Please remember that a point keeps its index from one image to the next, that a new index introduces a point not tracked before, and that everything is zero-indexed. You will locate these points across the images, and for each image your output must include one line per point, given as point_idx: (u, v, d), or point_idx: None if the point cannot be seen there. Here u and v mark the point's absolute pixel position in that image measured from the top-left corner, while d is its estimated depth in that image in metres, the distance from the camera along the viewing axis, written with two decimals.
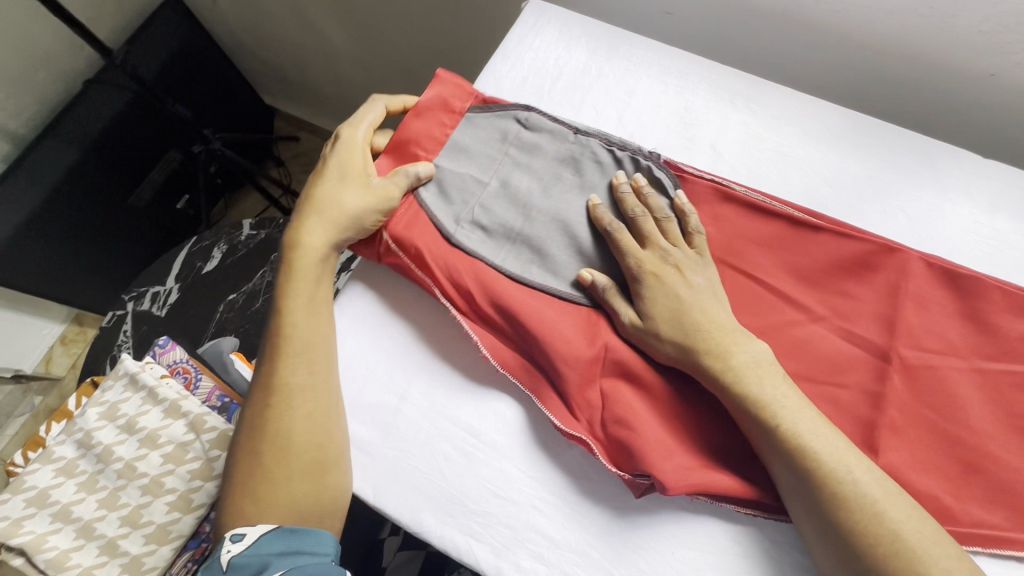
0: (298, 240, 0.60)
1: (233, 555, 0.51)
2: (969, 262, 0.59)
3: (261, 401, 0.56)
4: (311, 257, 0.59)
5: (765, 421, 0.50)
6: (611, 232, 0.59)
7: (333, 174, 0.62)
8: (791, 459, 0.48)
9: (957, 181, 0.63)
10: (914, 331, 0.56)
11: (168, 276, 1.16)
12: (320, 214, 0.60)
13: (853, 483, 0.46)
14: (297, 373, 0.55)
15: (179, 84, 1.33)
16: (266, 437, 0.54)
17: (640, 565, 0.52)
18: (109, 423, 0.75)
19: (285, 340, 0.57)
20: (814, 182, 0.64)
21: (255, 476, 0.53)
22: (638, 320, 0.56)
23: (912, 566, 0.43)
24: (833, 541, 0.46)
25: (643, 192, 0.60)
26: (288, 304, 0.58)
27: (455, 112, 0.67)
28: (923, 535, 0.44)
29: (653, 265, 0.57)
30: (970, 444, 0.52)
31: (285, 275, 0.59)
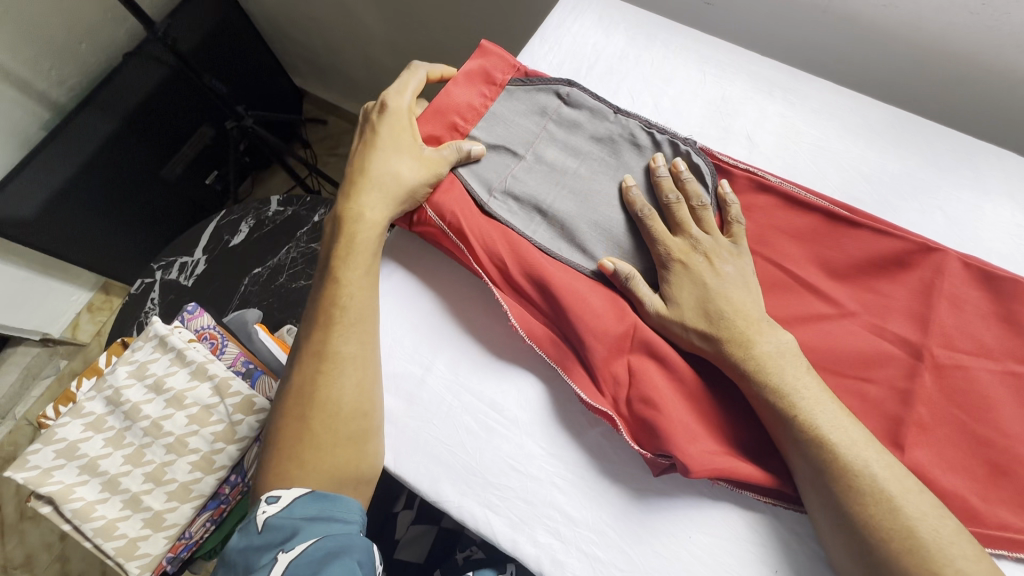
0: (357, 212, 0.60)
1: (269, 516, 0.52)
2: (1008, 264, 0.58)
3: (310, 368, 0.56)
4: (369, 230, 0.60)
5: (783, 411, 0.50)
6: (643, 216, 0.59)
7: (385, 144, 0.62)
8: (808, 450, 0.48)
9: (998, 183, 0.62)
10: (947, 330, 0.55)
11: (196, 247, 1.19)
12: (376, 186, 0.60)
13: (870, 476, 0.46)
14: (353, 343, 0.56)
15: (214, 60, 1.35)
16: (316, 404, 0.55)
17: (655, 546, 0.53)
18: (137, 382, 0.77)
19: (342, 310, 0.57)
20: (850, 177, 0.63)
21: (303, 441, 0.54)
22: (663, 308, 0.56)
23: (925, 563, 0.42)
24: (846, 533, 0.46)
25: (681, 177, 0.60)
26: (343, 275, 0.59)
27: (495, 84, 0.67)
28: (939, 533, 0.43)
29: (682, 252, 0.57)
30: (1002, 447, 0.51)
31: (341, 245, 0.60)
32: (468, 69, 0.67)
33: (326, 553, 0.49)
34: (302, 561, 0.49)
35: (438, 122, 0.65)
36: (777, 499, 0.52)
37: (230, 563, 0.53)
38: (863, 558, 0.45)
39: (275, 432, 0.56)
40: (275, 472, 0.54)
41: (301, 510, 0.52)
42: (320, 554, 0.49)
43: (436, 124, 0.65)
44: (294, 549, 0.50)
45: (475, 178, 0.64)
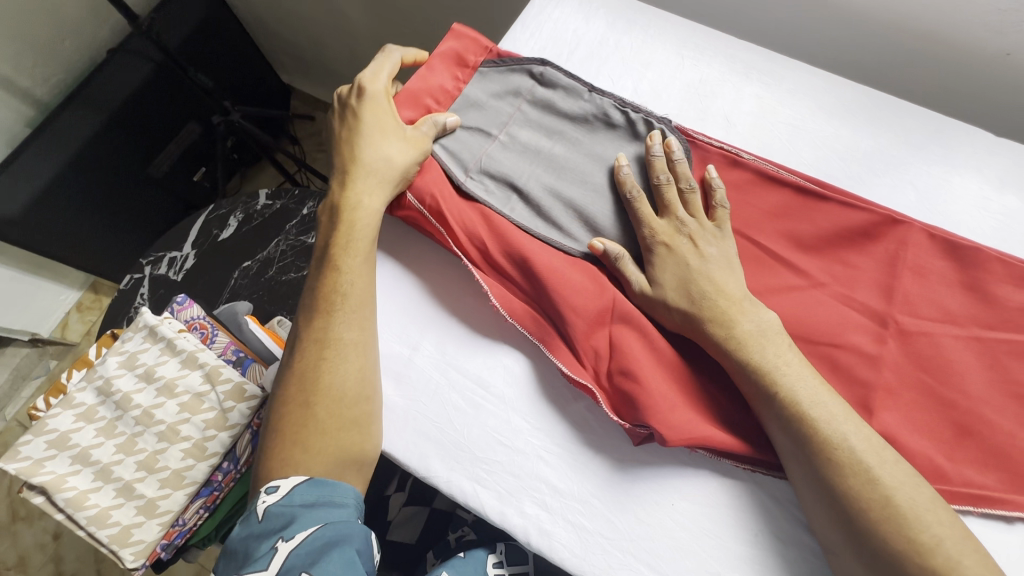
0: (351, 200, 0.60)
1: (269, 505, 0.52)
2: (975, 236, 0.60)
3: (312, 356, 0.56)
4: (369, 217, 0.60)
5: (764, 386, 0.51)
6: (632, 199, 0.59)
7: (372, 129, 0.62)
8: (786, 422, 0.49)
9: (967, 157, 0.63)
10: (913, 300, 0.57)
11: (185, 242, 1.19)
12: (369, 172, 0.61)
13: (846, 448, 0.47)
14: (352, 327, 0.57)
15: (199, 56, 1.34)
16: (316, 391, 0.55)
17: (638, 514, 0.54)
18: (128, 372, 0.77)
19: (343, 296, 0.58)
20: (824, 155, 0.65)
21: (308, 429, 0.54)
22: (647, 287, 0.57)
23: (903, 529, 0.43)
24: (825, 501, 0.47)
25: (674, 158, 0.60)
26: (342, 261, 0.59)
27: (468, 67, 0.69)
28: (915, 500, 0.45)
29: (667, 235, 0.58)
30: (966, 409, 0.53)
31: (343, 234, 0.60)
32: (442, 51, 0.68)
33: (325, 542, 0.50)
34: (301, 552, 0.49)
35: (413, 106, 0.66)
36: (760, 468, 0.54)
37: (229, 551, 0.53)
38: (844, 525, 0.46)
39: (275, 416, 0.57)
40: (274, 455, 0.55)
41: (299, 498, 0.52)
42: (320, 543, 0.49)
43: (411, 107, 0.66)
44: (294, 537, 0.50)
45: (452, 158, 0.65)
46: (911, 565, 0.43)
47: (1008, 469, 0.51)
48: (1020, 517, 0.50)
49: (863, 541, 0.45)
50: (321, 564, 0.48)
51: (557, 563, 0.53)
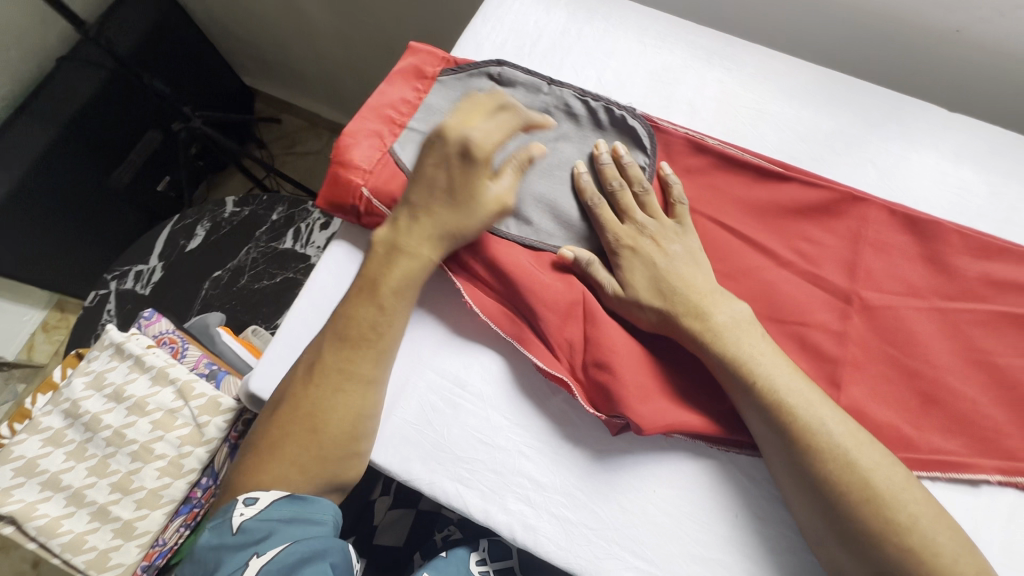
0: (401, 237, 0.57)
1: (245, 518, 0.50)
2: (934, 210, 0.62)
3: (331, 385, 0.53)
4: (414, 257, 0.57)
5: (743, 378, 0.51)
6: (593, 207, 0.59)
7: (456, 182, 0.57)
8: (766, 413, 0.50)
9: (926, 134, 0.65)
10: (877, 275, 0.59)
11: (151, 254, 1.15)
12: (428, 217, 0.57)
13: (826, 436, 0.48)
14: (376, 363, 0.55)
15: (155, 61, 1.30)
16: (332, 424, 0.52)
17: (621, 503, 0.55)
18: (96, 393, 0.75)
19: (380, 337, 0.55)
20: (787, 138, 0.65)
21: (312, 455, 0.52)
22: (620, 290, 0.56)
23: (881, 510, 0.45)
24: (806, 487, 0.48)
25: (622, 162, 0.61)
26: (386, 301, 0.56)
27: (427, 77, 0.67)
28: (892, 482, 0.46)
29: (631, 239, 0.58)
30: (931, 378, 0.55)
31: (401, 280, 0.56)
32: (400, 69, 0.67)
33: (298, 558, 0.48)
34: (272, 569, 0.47)
35: (375, 118, 0.64)
36: (736, 449, 0.55)
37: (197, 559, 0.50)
38: (825, 510, 0.47)
39: (264, 429, 0.54)
40: (258, 468, 0.52)
41: (277, 512, 0.50)
42: (294, 560, 0.48)
43: (372, 119, 0.64)
44: (267, 552, 0.48)
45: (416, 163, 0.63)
46: (890, 545, 0.44)
47: (972, 434, 0.54)
48: (984, 480, 0.52)
49: (844, 524, 0.46)
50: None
51: (544, 557, 0.54)
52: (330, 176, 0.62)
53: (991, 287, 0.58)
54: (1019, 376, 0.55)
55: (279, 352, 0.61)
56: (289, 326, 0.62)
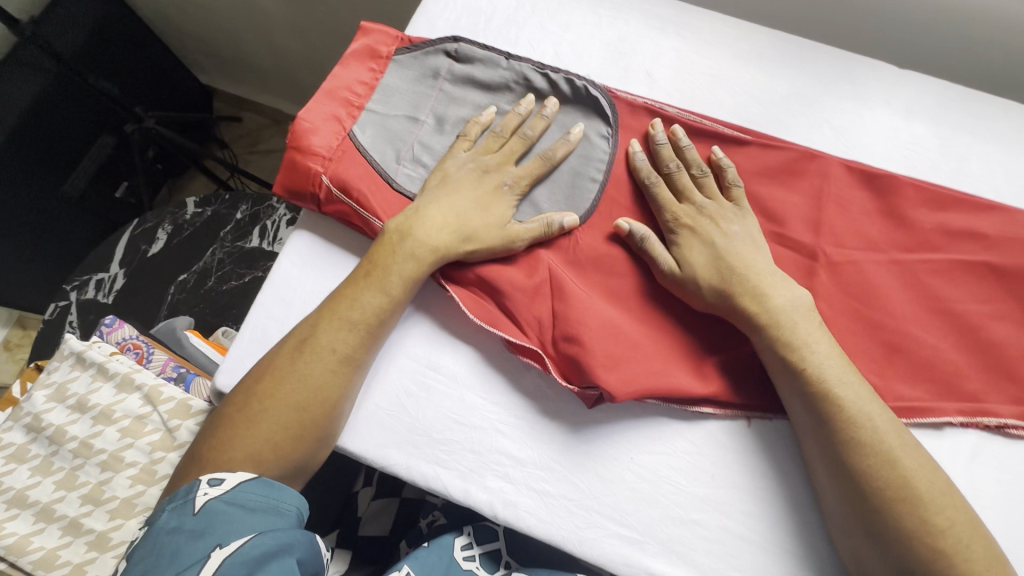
0: (405, 225, 0.56)
1: (210, 499, 0.47)
2: (888, 164, 0.63)
3: (325, 367, 0.53)
4: (413, 246, 0.55)
5: (792, 364, 0.51)
6: (649, 184, 0.59)
7: (486, 198, 0.58)
8: (814, 405, 0.50)
9: (878, 91, 0.66)
10: (838, 231, 0.60)
11: (112, 261, 1.11)
12: (438, 217, 0.56)
13: (869, 432, 0.48)
14: (368, 349, 0.55)
15: (101, 60, 1.24)
16: (318, 403, 0.52)
17: (599, 472, 0.55)
18: (58, 404, 0.73)
19: (381, 324, 0.55)
20: (745, 102, 0.66)
21: (293, 432, 0.51)
22: (675, 269, 0.56)
23: (917, 509, 0.46)
24: (841, 479, 0.48)
25: (680, 146, 0.60)
26: (390, 287, 0.55)
27: (382, 57, 0.65)
28: (933, 483, 0.47)
29: (688, 218, 0.58)
30: (894, 328, 0.56)
31: (412, 272, 0.55)
32: (353, 50, 0.65)
33: (262, 552, 0.45)
34: (233, 563, 0.44)
35: (329, 101, 0.62)
36: (714, 408, 0.56)
37: (146, 541, 0.46)
38: (855, 503, 0.48)
39: (241, 399, 0.52)
40: (230, 441, 0.50)
41: (243, 496, 0.48)
42: (259, 552, 0.45)
43: (329, 103, 0.62)
44: (231, 544, 0.45)
45: (378, 147, 0.61)
46: (918, 542, 0.45)
47: (934, 378, 0.55)
48: (948, 423, 0.54)
49: (874, 519, 0.47)
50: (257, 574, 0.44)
51: (525, 530, 0.54)
52: (287, 162, 0.59)
53: (946, 236, 0.59)
54: (975, 321, 0.57)
55: (247, 347, 0.60)
56: (255, 321, 0.60)
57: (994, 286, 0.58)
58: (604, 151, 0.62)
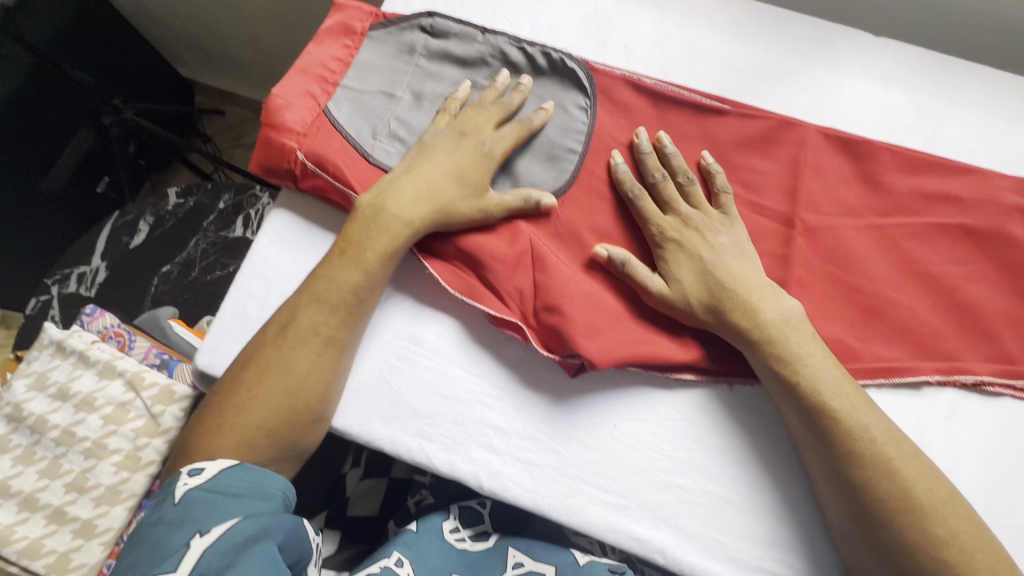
0: (382, 203, 0.55)
1: (190, 488, 0.45)
2: (865, 131, 0.63)
3: (310, 347, 0.52)
4: (392, 223, 0.55)
5: (786, 378, 0.51)
6: (634, 197, 0.58)
7: (464, 164, 0.57)
8: (811, 418, 0.50)
9: (854, 58, 0.66)
10: (815, 197, 0.60)
11: (93, 254, 1.10)
12: (417, 189, 0.56)
13: (869, 442, 0.48)
14: (350, 328, 0.54)
15: (77, 51, 1.20)
16: (305, 386, 0.52)
17: (583, 440, 0.55)
18: (39, 394, 0.72)
19: (360, 302, 0.54)
20: (722, 72, 0.66)
21: (281, 417, 0.50)
22: (665, 287, 0.55)
23: (919, 521, 0.45)
24: (841, 489, 0.48)
25: (666, 153, 0.59)
26: (370, 266, 0.54)
27: (357, 33, 0.64)
28: (934, 493, 0.46)
29: (675, 230, 0.56)
30: (871, 291, 0.57)
31: (387, 245, 0.54)
32: (328, 26, 0.64)
33: (245, 537, 0.41)
34: (215, 550, 0.40)
35: (303, 78, 0.61)
36: (694, 376, 0.56)
37: (126, 547, 0.43)
38: (858, 515, 0.47)
39: (226, 387, 0.52)
40: (218, 431, 0.49)
41: (226, 483, 0.46)
42: (242, 538, 0.41)
43: (304, 80, 0.61)
44: (211, 531, 0.41)
45: (354, 123, 0.60)
46: (921, 553, 0.45)
47: (911, 339, 0.56)
48: (925, 382, 0.55)
49: (877, 530, 0.46)
50: (238, 564, 0.40)
51: (511, 501, 0.54)
52: (262, 139, 0.58)
53: (922, 200, 0.60)
54: (951, 282, 0.57)
55: (227, 326, 0.59)
56: (234, 300, 0.60)
57: (969, 248, 0.59)
58: (582, 123, 0.62)
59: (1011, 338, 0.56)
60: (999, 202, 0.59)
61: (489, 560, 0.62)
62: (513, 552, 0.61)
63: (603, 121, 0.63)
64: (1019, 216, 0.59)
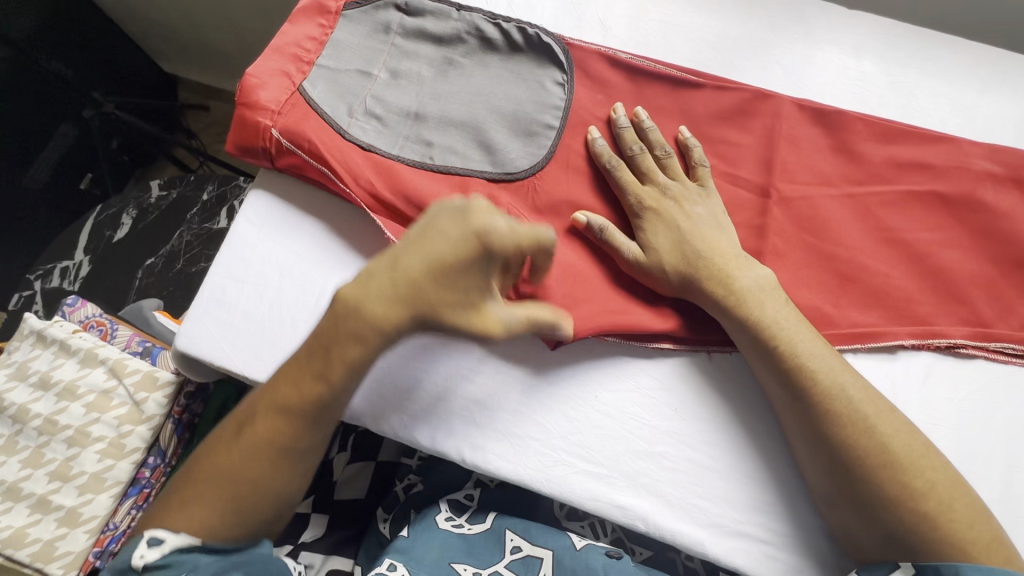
0: (352, 308, 0.47)
1: (149, 559, 0.46)
2: (839, 102, 0.64)
3: (262, 454, 0.48)
4: (358, 334, 0.47)
5: (765, 342, 0.51)
6: (611, 168, 0.58)
7: (462, 275, 0.45)
8: (789, 380, 0.50)
9: (828, 31, 0.66)
10: (790, 168, 0.60)
11: (76, 249, 1.09)
12: (400, 297, 0.45)
13: (846, 401, 0.48)
14: (310, 436, 0.50)
15: (58, 43, 1.17)
16: (254, 488, 0.48)
17: (563, 412, 0.56)
18: (21, 383, 0.72)
19: (318, 414, 0.49)
20: (698, 47, 0.66)
21: (227, 516, 0.48)
22: (642, 254, 0.55)
23: (898, 475, 0.46)
24: (822, 452, 0.49)
25: (643, 127, 0.59)
26: (334, 371, 0.48)
27: (331, 12, 0.63)
28: (910, 448, 0.47)
29: (652, 200, 0.57)
30: (846, 258, 0.58)
31: (355, 360, 0.47)
32: (302, 6, 0.64)
33: None
34: None
35: (278, 57, 0.61)
36: (672, 345, 0.57)
37: None
38: (840, 474, 0.48)
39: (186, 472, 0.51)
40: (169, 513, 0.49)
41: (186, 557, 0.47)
42: None
43: (279, 60, 0.60)
44: None
45: (330, 102, 0.60)
46: (901, 508, 0.46)
47: (886, 305, 0.56)
48: (900, 346, 0.55)
49: (858, 487, 0.47)
50: None
51: (494, 473, 0.54)
52: (237, 118, 0.58)
53: (896, 168, 0.60)
54: (924, 248, 0.58)
55: (205, 307, 0.59)
56: (213, 282, 0.59)
57: (942, 214, 0.59)
58: (559, 98, 0.62)
59: (983, 301, 0.57)
60: (971, 168, 0.60)
61: (488, 543, 0.60)
62: (511, 535, 0.60)
63: (580, 96, 0.63)
64: (990, 182, 0.60)
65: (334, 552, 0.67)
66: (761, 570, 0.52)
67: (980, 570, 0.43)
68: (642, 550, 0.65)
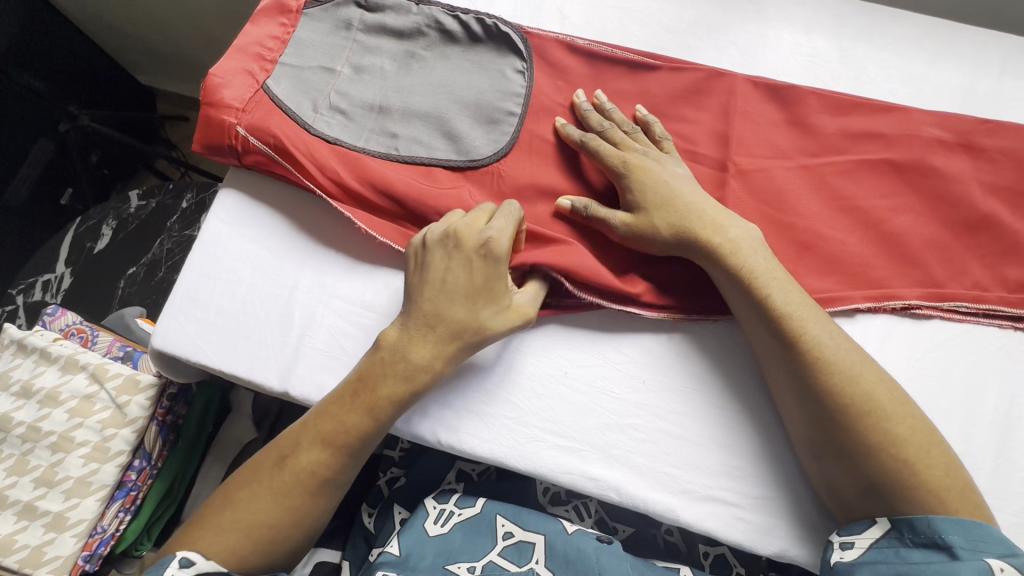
0: (402, 349, 0.51)
1: None
2: (792, 78, 0.66)
3: (307, 486, 0.50)
4: (405, 372, 0.51)
5: (754, 301, 0.52)
6: (587, 143, 0.59)
7: (472, 286, 0.52)
8: (778, 334, 0.51)
9: (779, 11, 0.68)
10: (747, 143, 0.62)
11: (57, 261, 1.08)
12: (436, 328, 0.51)
13: (834, 352, 0.49)
14: (349, 470, 0.52)
15: (31, 58, 1.16)
16: (291, 517, 0.49)
17: (531, 389, 0.57)
18: (3, 392, 0.72)
19: (359, 448, 0.51)
20: (653, 31, 0.68)
21: (264, 545, 0.48)
22: (631, 215, 0.56)
23: (880, 423, 0.47)
24: (808, 406, 0.50)
25: (604, 108, 0.61)
26: (378, 409, 0.51)
27: (291, 11, 0.64)
28: (892, 397, 0.48)
29: (635, 159, 0.57)
30: (804, 228, 0.59)
31: (403, 394, 0.51)
32: (263, 7, 0.64)
33: None
34: None
35: (242, 56, 0.61)
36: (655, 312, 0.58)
37: None
38: (824, 424, 0.49)
39: (221, 497, 0.50)
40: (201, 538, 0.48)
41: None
42: None
43: (242, 59, 0.61)
44: None
45: (295, 99, 0.61)
46: (884, 454, 0.46)
47: (844, 270, 0.58)
48: (857, 310, 0.57)
49: (841, 437, 0.48)
50: None
51: (468, 452, 0.55)
52: (202, 118, 0.59)
53: (849, 139, 0.62)
54: (879, 214, 0.60)
55: (179, 305, 0.60)
56: (186, 280, 0.60)
57: (895, 181, 0.61)
58: (520, 86, 0.64)
59: (937, 263, 0.59)
60: (920, 136, 0.62)
61: (477, 532, 0.59)
62: (502, 522, 0.60)
63: (540, 83, 0.65)
64: (940, 148, 0.62)
65: (320, 544, 0.68)
66: (732, 533, 0.53)
67: (952, 522, 0.44)
68: (624, 527, 0.66)
